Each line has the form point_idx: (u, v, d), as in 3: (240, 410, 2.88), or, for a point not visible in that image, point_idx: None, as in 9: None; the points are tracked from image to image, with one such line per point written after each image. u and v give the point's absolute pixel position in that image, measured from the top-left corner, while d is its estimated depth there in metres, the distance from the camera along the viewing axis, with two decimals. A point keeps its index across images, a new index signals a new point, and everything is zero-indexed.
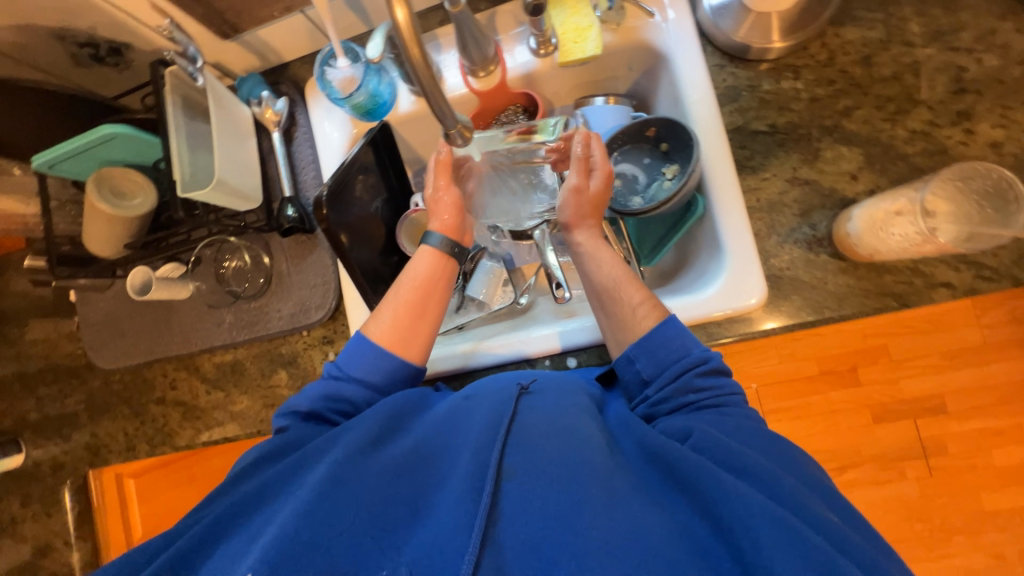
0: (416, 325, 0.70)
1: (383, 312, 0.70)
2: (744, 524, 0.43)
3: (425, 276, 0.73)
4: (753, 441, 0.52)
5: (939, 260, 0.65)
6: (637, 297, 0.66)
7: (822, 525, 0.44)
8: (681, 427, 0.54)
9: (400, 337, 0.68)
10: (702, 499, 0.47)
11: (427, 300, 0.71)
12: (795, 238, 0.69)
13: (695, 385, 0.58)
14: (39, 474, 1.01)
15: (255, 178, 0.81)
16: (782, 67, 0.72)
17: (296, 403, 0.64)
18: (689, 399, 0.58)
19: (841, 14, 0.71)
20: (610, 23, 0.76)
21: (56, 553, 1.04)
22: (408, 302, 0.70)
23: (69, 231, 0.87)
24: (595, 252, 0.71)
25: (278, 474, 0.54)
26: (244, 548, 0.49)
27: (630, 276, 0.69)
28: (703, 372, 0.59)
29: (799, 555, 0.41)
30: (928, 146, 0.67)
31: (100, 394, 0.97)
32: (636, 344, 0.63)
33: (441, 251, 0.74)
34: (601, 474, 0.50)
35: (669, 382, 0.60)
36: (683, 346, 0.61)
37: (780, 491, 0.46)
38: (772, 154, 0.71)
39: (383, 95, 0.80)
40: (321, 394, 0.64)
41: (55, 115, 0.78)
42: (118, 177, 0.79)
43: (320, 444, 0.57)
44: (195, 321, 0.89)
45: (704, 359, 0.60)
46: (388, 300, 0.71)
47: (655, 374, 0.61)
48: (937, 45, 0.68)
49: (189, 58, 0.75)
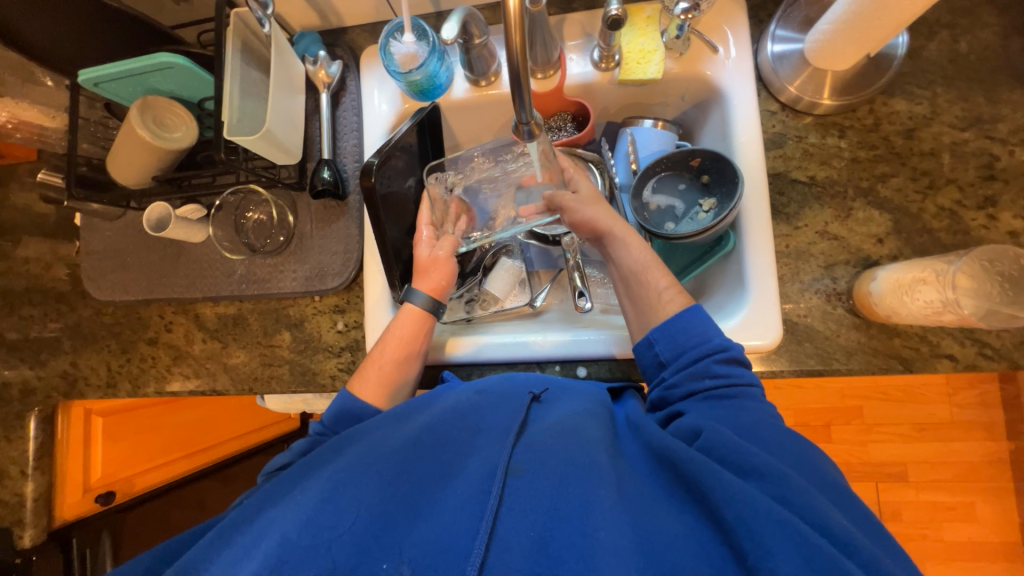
0: (401, 380, 0.72)
1: (368, 372, 0.71)
2: (749, 527, 0.43)
3: (409, 332, 0.74)
4: (764, 441, 0.53)
5: (947, 332, 0.68)
6: (663, 283, 0.68)
7: (830, 528, 0.43)
8: (692, 425, 0.55)
9: (386, 395, 0.70)
10: (708, 503, 0.47)
11: (412, 354, 0.73)
12: (816, 288, 0.72)
13: (713, 371, 0.59)
14: (4, 398, 0.95)
15: (299, 135, 0.80)
16: (828, 124, 0.75)
17: (282, 458, 0.64)
18: (706, 386, 0.59)
19: (892, 85, 0.74)
20: (674, 51, 0.77)
21: (10, 482, 0.95)
22: (393, 361, 0.72)
23: (90, 152, 0.84)
24: (625, 237, 0.73)
25: (279, 486, 0.54)
26: (246, 552, 0.47)
27: (657, 261, 0.71)
28: (721, 360, 0.60)
29: (805, 558, 0.41)
30: (953, 224, 0.70)
31: (88, 324, 0.93)
32: (659, 328, 0.64)
33: (424, 309, 0.75)
34: (606, 477, 0.50)
35: (686, 367, 0.61)
36: (704, 332, 0.62)
37: (789, 494, 0.46)
38: (807, 204, 0.74)
39: (440, 78, 0.80)
40: (304, 446, 0.65)
41: (102, 31, 0.76)
42: (163, 108, 0.77)
43: (321, 453, 0.57)
44: (205, 266, 0.86)
45: (724, 347, 0.60)
46: (371, 360, 0.72)
47: (673, 357, 0.63)
48: (974, 131, 0.72)
49: (260, 3, 0.69)
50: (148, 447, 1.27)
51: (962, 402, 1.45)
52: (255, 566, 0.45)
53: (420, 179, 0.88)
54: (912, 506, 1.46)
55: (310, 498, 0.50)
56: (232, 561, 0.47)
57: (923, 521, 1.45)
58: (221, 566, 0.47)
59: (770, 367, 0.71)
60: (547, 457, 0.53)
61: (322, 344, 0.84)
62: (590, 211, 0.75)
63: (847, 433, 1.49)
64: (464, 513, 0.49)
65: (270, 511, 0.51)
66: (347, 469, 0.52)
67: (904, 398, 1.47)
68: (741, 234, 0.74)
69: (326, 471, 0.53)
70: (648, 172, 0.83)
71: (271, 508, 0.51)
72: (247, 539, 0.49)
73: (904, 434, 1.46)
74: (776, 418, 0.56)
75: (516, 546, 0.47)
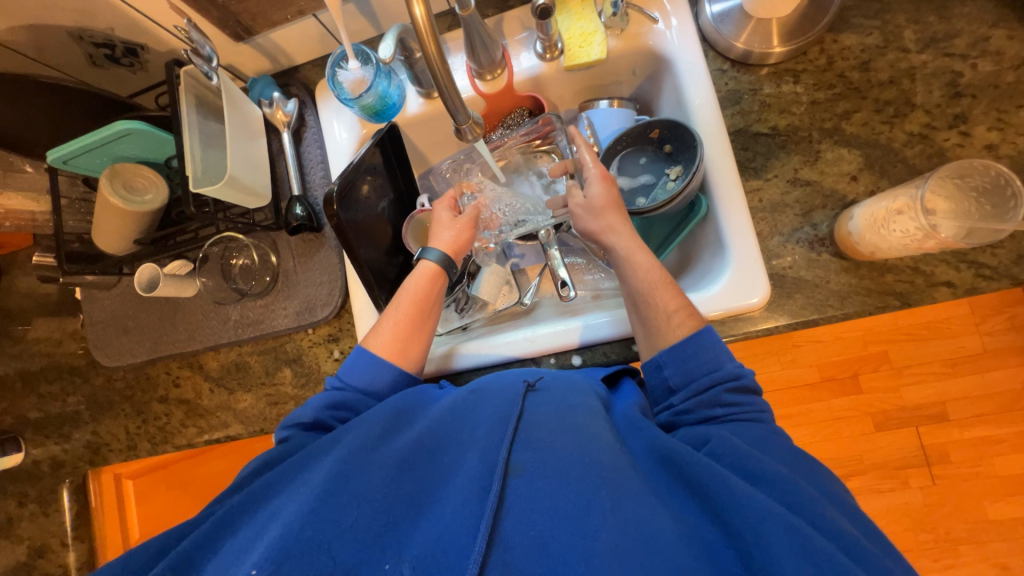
0: (415, 336, 0.72)
1: (384, 324, 0.72)
2: (756, 532, 0.43)
3: (422, 288, 0.75)
4: (773, 453, 0.53)
5: (940, 259, 0.66)
6: (671, 303, 0.65)
7: (840, 536, 0.44)
8: (699, 433, 0.55)
9: (401, 349, 0.71)
10: (713, 504, 0.47)
11: (426, 310, 0.74)
12: (797, 238, 0.70)
13: (723, 400, 0.58)
14: (37, 475, 0.99)
15: (265, 177, 0.83)
16: (781, 72, 0.75)
17: (299, 414, 0.65)
18: (714, 416, 0.57)
19: (839, 21, 0.73)
20: (614, 29, 0.77)
21: (53, 554, 1.01)
22: (406, 315, 0.72)
23: (78, 228, 0.88)
24: (632, 256, 0.71)
25: (282, 473, 0.55)
26: (248, 547, 0.48)
27: (667, 281, 0.68)
28: (732, 388, 0.58)
29: (814, 564, 0.40)
30: (926, 149, 0.68)
31: (102, 392, 0.96)
32: (668, 352, 0.62)
33: (439, 266, 0.77)
34: (608, 475, 0.49)
35: (695, 394, 0.59)
36: (715, 358, 0.60)
37: (797, 500, 0.46)
38: (774, 155, 0.73)
39: (392, 97, 0.82)
40: (325, 404, 0.65)
41: (68, 112, 0.79)
42: (130, 173, 0.80)
43: (322, 445, 0.57)
44: (201, 318, 0.89)
45: (737, 374, 0.59)
46: (386, 314, 0.74)
47: (682, 384, 0.61)
48: (932, 51, 0.70)
49: (204, 57, 0.75)
50: (180, 502, 1.31)
51: (992, 330, 1.39)
52: (255, 558, 0.45)
53: (393, 199, 0.89)
54: (957, 445, 1.40)
55: (310, 491, 0.50)
56: (237, 553, 0.47)
57: (972, 459, 1.39)
58: (224, 561, 0.48)
59: (766, 324, 0.69)
60: (545, 455, 0.52)
61: (323, 374, 0.86)
62: (597, 224, 0.74)
63: (875, 380, 1.44)
64: (465, 512, 0.49)
65: (274, 504, 0.52)
66: (346, 463, 0.52)
67: (930, 336, 1.42)
68: (712, 196, 0.73)
69: (327, 466, 0.53)
70: (611, 152, 0.83)
71: (273, 502, 0.52)
72: (250, 532, 0.49)
73: (936, 372, 1.41)
74: (782, 435, 0.56)
75: (517, 547, 0.47)
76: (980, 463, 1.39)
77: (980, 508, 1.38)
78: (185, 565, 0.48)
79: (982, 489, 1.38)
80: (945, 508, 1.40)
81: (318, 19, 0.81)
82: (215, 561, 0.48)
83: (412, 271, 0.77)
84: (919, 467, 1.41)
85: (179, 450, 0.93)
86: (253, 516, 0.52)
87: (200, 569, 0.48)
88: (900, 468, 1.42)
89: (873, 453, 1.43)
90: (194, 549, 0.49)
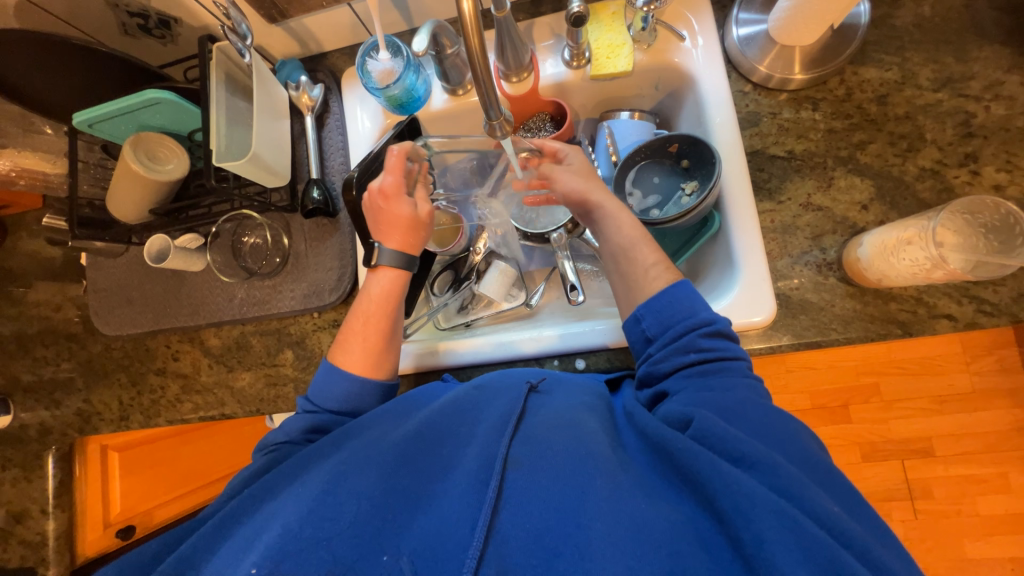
0: (380, 345, 0.71)
1: (347, 339, 0.72)
2: (747, 518, 0.43)
3: (381, 298, 0.73)
4: (762, 429, 0.51)
5: (943, 292, 0.67)
6: (653, 256, 0.67)
7: (824, 518, 0.43)
8: (681, 413, 0.53)
9: (367, 361, 0.70)
10: (703, 493, 0.47)
11: (388, 316, 0.72)
12: (806, 261, 0.72)
13: (698, 345, 0.58)
14: (25, 439, 0.98)
15: (287, 159, 0.83)
16: (801, 98, 0.76)
17: (275, 437, 0.65)
18: (691, 358, 0.58)
19: (860, 54, 0.75)
20: (642, 43, 0.79)
21: (32, 522, 1.00)
22: (366, 325, 0.71)
23: (91, 193, 0.88)
24: (616, 213, 0.72)
25: (284, 474, 0.55)
26: (245, 546, 0.48)
27: (646, 236, 0.70)
28: (706, 334, 0.59)
29: (802, 549, 0.40)
30: (936, 184, 0.70)
31: (98, 360, 0.94)
32: (645, 304, 0.64)
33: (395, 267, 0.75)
34: (602, 472, 0.50)
35: (672, 342, 0.60)
36: (690, 308, 0.61)
37: (780, 483, 0.45)
38: (788, 178, 0.75)
39: (418, 90, 0.83)
40: (301, 427, 0.65)
41: (97, 77, 0.80)
42: (154, 142, 0.81)
43: (322, 447, 0.58)
44: (208, 294, 0.89)
45: (710, 321, 0.59)
46: (348, 329, 0.73)
47: (660, 333, 0.62)
48: (947, 90, 0.72)
49: (239, 35, 0.74)
50: (163, 480, 1.31)
51: (982, 369, 1.41)
52: (254, 558, 0.45)
53: None
54: (943, 482, 1.41)
55: (310, 492, 0.50)
56: (236, 552, 0.47)
57: (956, 496, 1.40)
58: (221, 561, 0.47)
59: (769, 343, 0.70)
60: (543, 449, 0.53)
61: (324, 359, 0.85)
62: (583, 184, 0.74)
63: (866, 411, 1.45)
64: (464, 505, 0.50)
65: (270, 504, 0.52)
66: (346, 460, 0.53)
67: (922, 371, 1.44)
68: (724, 214, 0.75)
69: (325, 466, 0.54)
70: (629, 161, 0.84)
71: (272, 502, 0.52)
72: (248, 532, 0.49)
73: (925, 408, 1.43)
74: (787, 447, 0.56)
75: (512, 539, 0.47)
76: (964, 501, 1.40)
77: (962, 546, 1.39)
78: (184, 567, 0.48)
79: (962, 527, 1.39)
80: (925, 544, 1.41)
81: (352, 9, 0.82)
82: (213, 562, 0.48)
83: (367, 279, 0.76)
84: (902, 501, 1.42)
85: (172, 426, 0.92)
86: (250, 517, 0.52)
87: (200, 571, 0.48)
88: (883, 501, 1.43)
89: (858, 483, 1.44)
90: (193, 553, 0.49)
